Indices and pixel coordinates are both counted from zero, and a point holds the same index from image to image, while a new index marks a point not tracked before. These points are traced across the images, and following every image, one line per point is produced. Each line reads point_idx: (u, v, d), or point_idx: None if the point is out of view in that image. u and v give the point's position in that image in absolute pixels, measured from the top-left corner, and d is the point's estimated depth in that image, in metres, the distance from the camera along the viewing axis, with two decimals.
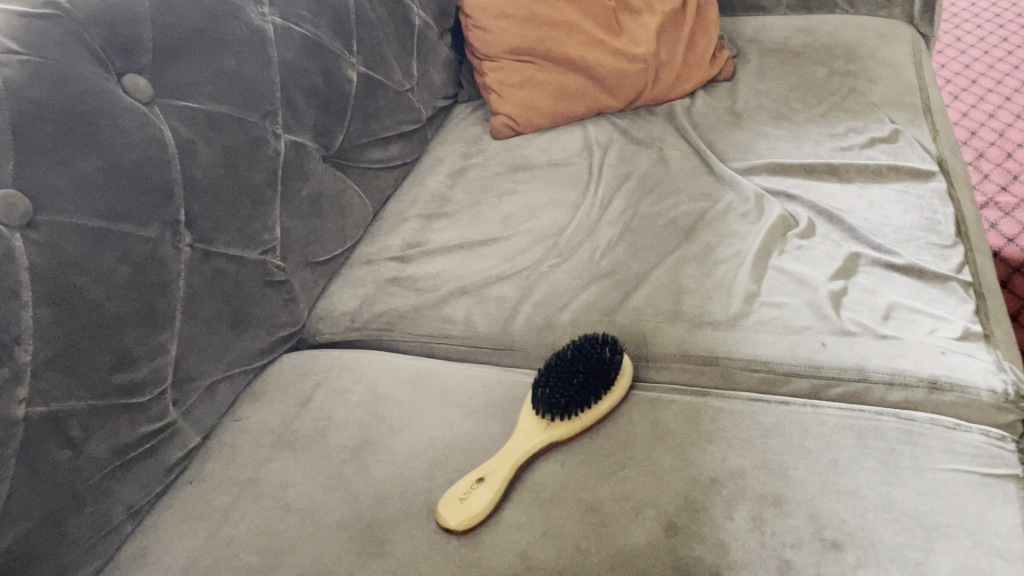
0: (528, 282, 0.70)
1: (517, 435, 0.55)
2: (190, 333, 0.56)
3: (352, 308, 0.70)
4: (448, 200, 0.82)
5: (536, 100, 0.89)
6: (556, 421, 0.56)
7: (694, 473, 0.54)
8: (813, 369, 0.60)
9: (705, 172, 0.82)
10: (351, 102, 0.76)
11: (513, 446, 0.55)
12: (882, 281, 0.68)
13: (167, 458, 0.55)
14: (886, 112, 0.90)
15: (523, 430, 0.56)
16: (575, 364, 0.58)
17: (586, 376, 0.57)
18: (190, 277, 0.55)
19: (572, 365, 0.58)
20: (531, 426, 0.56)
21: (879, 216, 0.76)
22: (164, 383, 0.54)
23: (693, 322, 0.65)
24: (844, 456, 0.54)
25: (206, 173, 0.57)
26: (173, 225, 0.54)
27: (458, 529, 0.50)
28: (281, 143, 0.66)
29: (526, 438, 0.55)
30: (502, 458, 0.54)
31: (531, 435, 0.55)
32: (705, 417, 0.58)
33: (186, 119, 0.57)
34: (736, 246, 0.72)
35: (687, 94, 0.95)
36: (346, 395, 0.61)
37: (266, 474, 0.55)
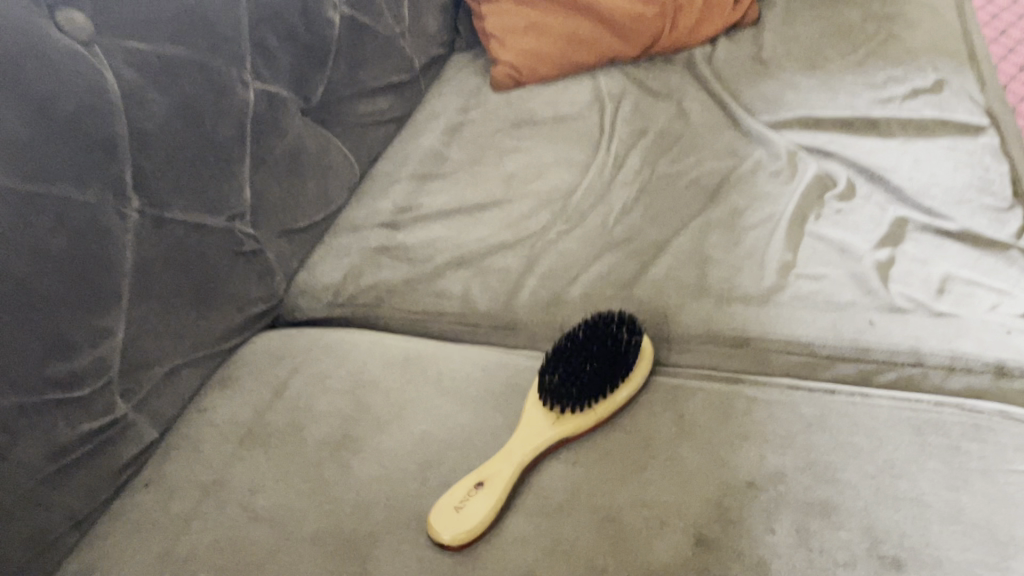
0: (533, 252, 0.62)
1: (521, 431, 0.48)
2: (143, 314, 0.48)
3: (336, 282, 0.62)
4: (444, 159, 0.74)
5: (542, 47, 0.80)
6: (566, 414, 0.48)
7: (727, 476, 0.46)
8: (861, 352, 0.53)
9: (730, 127, 0.74)
10: (333, 48, 0.67)
11: (517, 444, 0.47)
12: (934, 250, 0.60)
13: (118, 458, 0.47)
14: (929, 59, 0.80)
15: (528, 425, 0.48)
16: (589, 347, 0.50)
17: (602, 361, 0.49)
18: (140, 248, 0.47)
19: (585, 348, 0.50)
20: (538, 420, 0.48)
21: (925, 175, 0.67)
22: (110, 373, 0.46)
23: (722, 297, 0.57)
24: (902, 456, 0.47)
25: (159, 127, 0.49)
26: (119, 188, 0.46)
27: (453, 545, 0.43)
28: (249, 93, 0.57)
29: (531, 435, 0.48)
30: (503, 458, 0.46)
31: (537, 431, 0.48)
32: (737, 408, 0.50)
33: (134, 63, 0.48)
34: (767, 210, 0.64)
35: (707, 41, 0.86)
36: (327, 382, 0.54)
37: (233, 476, 0.48)
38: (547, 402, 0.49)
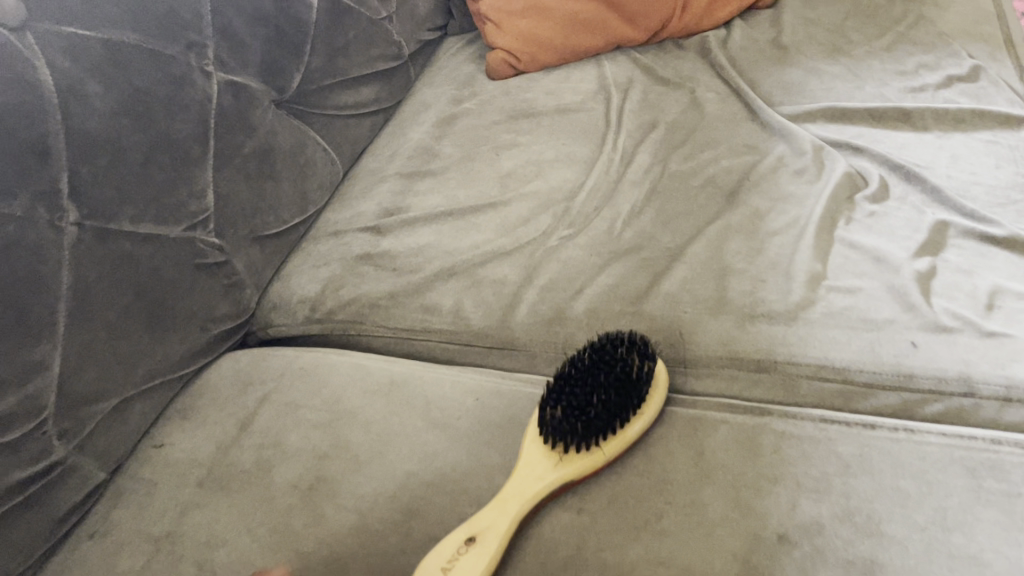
0: (532, 261, 0.56)
1: (518, 474, 0.42)
2: (83, 343, 0.42)
3: (314, 294, 0.56)
4: (435, 154, 0.67)
5: (542, 32, 0.74)
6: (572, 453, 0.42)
7: (754, 527, 0.40)
8: (903, 380, 0.47)
9: (747, 119, 0.67)
10: (310, 34, 0.61)
11: (514, 489, 0.41)
12: (979, 258, 0.54)
13: (56, 507, 0.41)
14: (962, 45, 0.74)
15: (526, 467, 0.42)
16: (596, 376, 0.44)
17: (612, 392, 0.43)
18: (78, 267, 0.41)
19: (591, 376, 0.44)
20: (538, 460, 0.42)
21: (964, 172, 0.60)
22: (46, 412, 0.40)
23: (743, 314, 0.51)
24: (956, 504, 0.40)
25: (102, 126, 0.43)
26: (52, 198, 0.40)
27: None
28: (212, 84, 0.51)
29: (532, 478, 0.41)
30: (499, 506, 0.40)
31: (537, 474, 0.42)
32: (765, 447, 0.44)
33: (72, 52, 0.42)
34: (792, 213, 0.58)
35: (720, 24, 0.79)
36: (301, 413, 0.48)
37: (189, 526, 0.42)
38: (549, 439, 0.43)
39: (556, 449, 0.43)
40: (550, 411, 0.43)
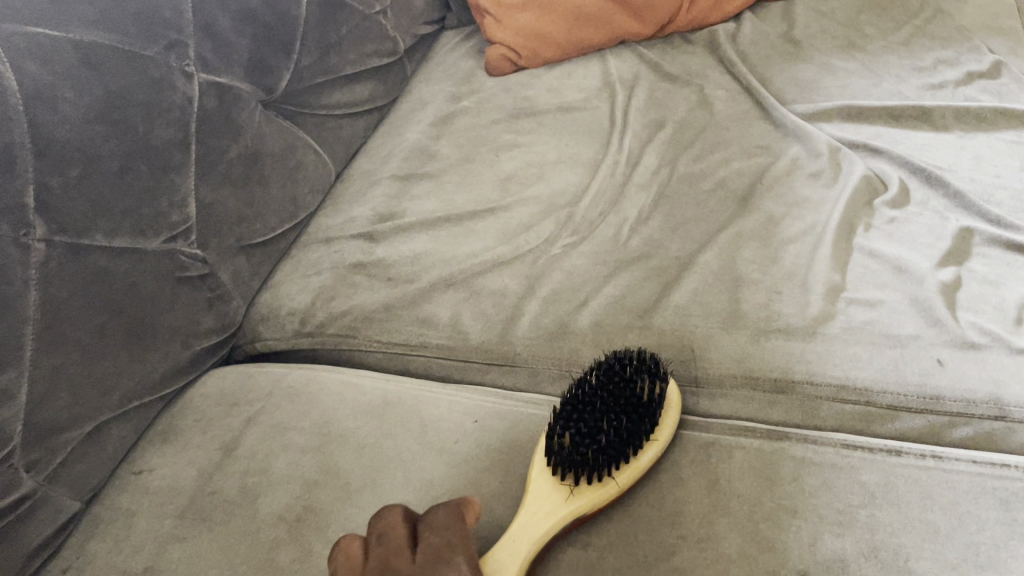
0: (534, 270, 0.53)
1: (527, 509, 0.39)
2: (53, 368, 0.39)
3: (304, 305, 0.53)
4: (432, 155, 0.64)
5: (545, 26, 0.70)
6: (583, 485, 0.39)
7: (773, 565, 0.37)
8: (930, 402, 0.44)
9: (759, 118, 0.64)
10: (300, 29, 0.58)
11: (523, 528, 0.38)
12: (1006, 268, 0.51)
13: (26, 542, 0.39)
14: (982, 40, 0.71)
15: (534, 501, 0.39)
16: (608, 400, 0.41)
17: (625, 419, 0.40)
18: (46, 286, 0.38)
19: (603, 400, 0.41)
20: (548, 493, 0.39)
21: (987, 175, 0.57)
22: (13, 442, 0.37)
23: (758, 329, 0.48)
24: (990, 539, 0.38)
25: (73, 132, 0.40)
26: (17, 212, 0.37)
27: None
28: (194, 86, 0.48)
29: (541, 514, 0.38)
30: (507, 549, 0.37)
31: (547, 508, 0.39)
32: (783, 474, 0.41)
33: (40, 53, 0.39)
34: (808, 219, 0.55)
35: (729, 18, 0.76)
36: (290, 437, 0.45)
37: (168, 561, 0.39)
38: (558, 469, 0.40)
39: (565, 480, 0.40)
40: (559, 438, 0.40)
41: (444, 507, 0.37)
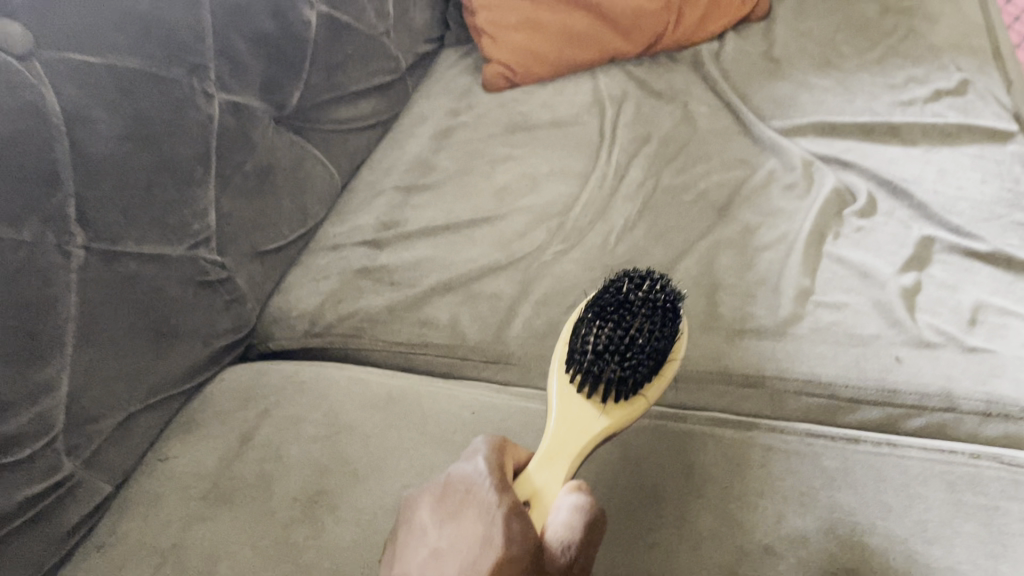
0: (528, 275, 0.57)
1: (563, 426, 0.40)
2: (89, 364, 0.43)
3: (314, 307, 0.58)
4: (432, 167, 0.68)
5: (538, 45, 0.75)
6: (615, 401, 0.41)
7: (741, 541, 0.42)
8: (887, 396, 0.48)
9: (739, 132, 0.69)
10: (309, 51, 0.62)
11: (564, 445, 0.40)
12: (963, 274, 0.55)
13: (65, 522, 0.43)
14: (952, 58, 0.75)
15: (569, 417, 0.40)
16: (629, 309, 0.41)
17: (655, 333, 0.40)
18: (86, 290, 0.42)
19: (626, 312, 0.41)
20: (585, 408, 0.41)
21: (950, 187, 0.61)
22: (53, 430, 0.41)
23: (733, 330, 0.52)
24: (935, 518, 0.42)
25: (108, 150, 0.44)
26: (60, 221, 0.41)
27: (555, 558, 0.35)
28: (215, 105, 0.52)
29: (579, 433, 0.40)
30: (550, 466, 0.39)
31: (583, 424, 0.40)
32: (752, 460, 0.45)
33: (78, 79, 0.43)
34: (781, 228, 0.59)
35: (713, 37, 0.80)
36: (302, 427, 0.49)
37: (193, 540, 0.43)
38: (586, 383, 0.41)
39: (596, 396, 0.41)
40: (582, 350, 0.41)
41: (487, 450, 0.39)
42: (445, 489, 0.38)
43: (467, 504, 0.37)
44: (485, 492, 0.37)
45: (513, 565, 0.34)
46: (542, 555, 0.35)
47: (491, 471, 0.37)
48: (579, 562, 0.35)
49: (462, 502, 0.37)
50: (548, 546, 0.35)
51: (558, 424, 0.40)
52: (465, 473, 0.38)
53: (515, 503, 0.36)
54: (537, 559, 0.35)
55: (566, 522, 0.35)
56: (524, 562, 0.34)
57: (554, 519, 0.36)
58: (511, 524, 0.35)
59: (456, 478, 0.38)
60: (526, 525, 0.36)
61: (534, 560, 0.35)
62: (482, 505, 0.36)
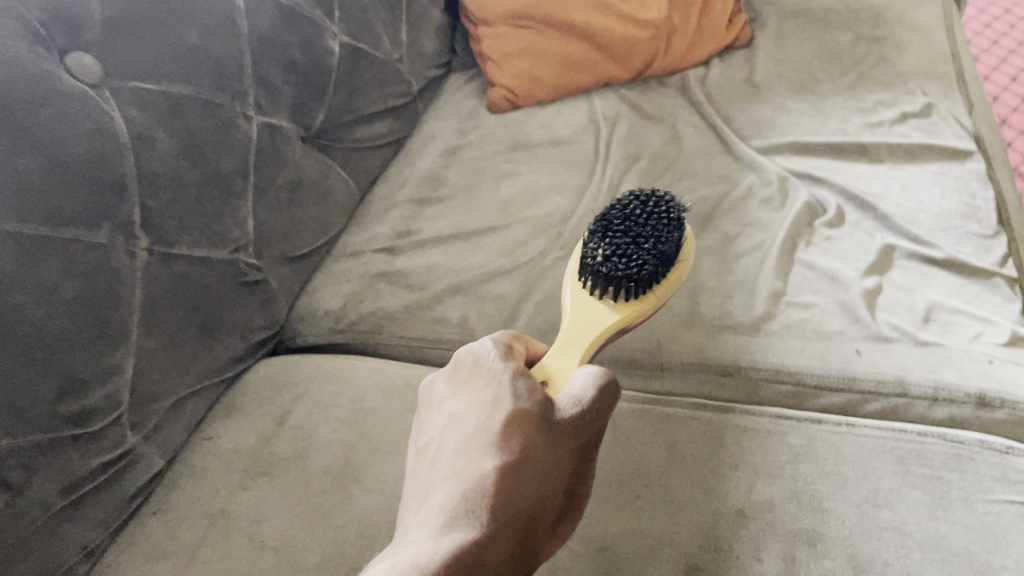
0: (530, 278, 0.64)
1: (577, 322, 0.51)
2: (150, 351, 0.49)
3: (337, 307, 0.64)
4: (442, 182, 0.75)
5: (539, 71, 0.81)
6: (620, 304, 0.52)
7: (717, 505, 0.48)
8: (847, 382, 0.55)
9: (722, 151, 0.76)
10: (332, 76, 0.68)
11: (579, 334, 0.50)
12: (920, 277, 0.62)
13: (127, 488, 0.49)
14: (918, 83, 0.81)
15: (583, 316, 0.51)
16: (633, 222, 0.52)
17: (655, 238, 0.51)
18: (147, 285, 0.49)
19: (632, 224, 0.52)
20: (596, 306, 0.52)
21: (912, 201, 0.68)
22: (119, 407, 0.47)
23: (713, 326, 0.59)
24: (885, 486, 0.48)
25: (166, 165, 0.50)
26: (127, 226, 0.47)
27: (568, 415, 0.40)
28: (253, 126, 0.59)
29: (590, 327, 0.50)
30: (566, 351, 0.49)
31: (593, 322, 0.51)
32: (728, 437, 0.52)
33: (141, 104, 0.49)
34: (758, 237, 0.66)
35: (700, 63, 0.86)
36: (330, 411, 0.55)
37: (239, 505, 0.49)
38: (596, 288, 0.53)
39: (606, 299, 0.52)
40: (592, 256, 0.52)
41: (493, 336, 0.44)
42: (457, 368, 0.43)
43: (476, 376, 0.42)
44: (491, 362, 0.42)
45: (525, 412, 0.40)
46: (557, 411, 0.40)
47: (495, 347, 0.43)
48: (590, 413, 0.41)
49: (471, 375, 0.42)
50: (563, 405, 0.41)
51: (574, 321, 0.51)
52: (472, 351, 0.43)
53: (521, 370, 0.42)
54: (551, 411, 0.40)
55: (581, 391, 0.41)
56: (536, 410, 0.40)
57: (569, 391, 0.42)
58: (519, 382, 0.41)
59: (464, 358, 0.43)
60: (533, 385, 0.41)
61: (546, 410, 0.40)
62: (489, 373, 0.42)
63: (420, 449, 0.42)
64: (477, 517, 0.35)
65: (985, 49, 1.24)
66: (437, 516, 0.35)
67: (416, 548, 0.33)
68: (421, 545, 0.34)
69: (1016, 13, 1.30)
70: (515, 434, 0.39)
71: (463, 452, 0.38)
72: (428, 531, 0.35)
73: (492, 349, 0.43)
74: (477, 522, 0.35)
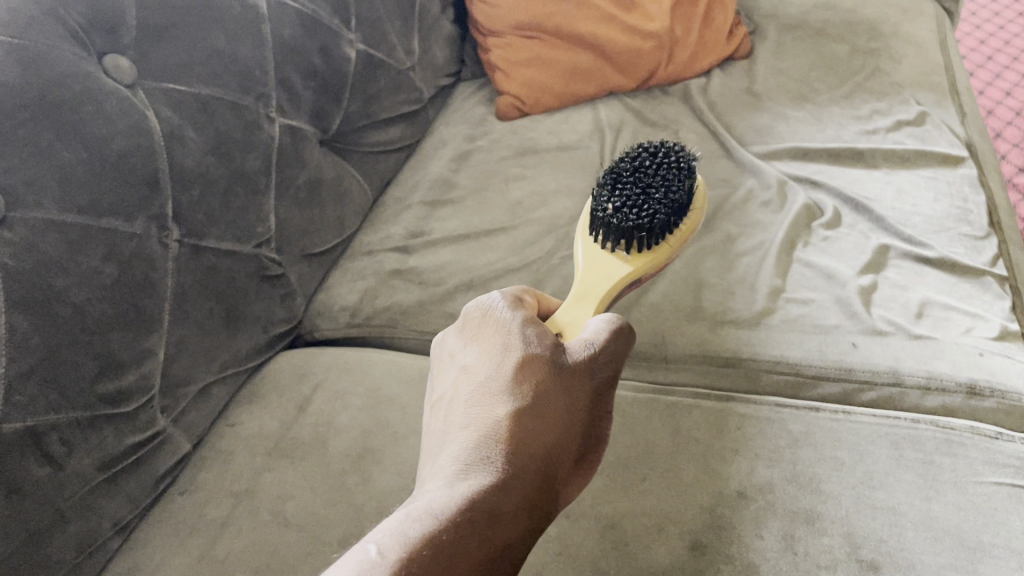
0: (539, 275, 0.66)
1: (591, 275, 0.56)
2: (180, 337, 0.53)
3: (353, 303, 0.67)
4: (453, 185, 0.78)
5: (546, 79, 0.84)
6: (632, 256, 0.58)
7: (720, 487, 0.50)
8: (844, 373, 0.57)
9: (723, 156, 0.78)
10: (350, 83, 0.71)
11: (591, 286, 0.55)
12: (914, 276, 0.63)
13: (157, 468, 0.53)
14: (912, 92, 0.82)
15: (596, 270, 0.57)
16: (641, 175, 0.58)
17: (663, 189, 0.56)
18: (179, 275, 0.52)
19: (643, 176, 0.57)
20: (607, 261, 0.57)
21: (907, 205, 0.70)
22: (152, 390, 0.51)
23: (716, 320, 0.61)
24: (880, 469, 0.50)
25: (196, 162, 0.53)
26: (160, 219, 0.51)
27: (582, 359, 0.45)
28: (275, 128, 0.61)
29: (604, 280, 0.56)
30: (581, 302, 0.54)
31: (607, 274, 0.56)
32: (730, 424, 0.54)
33: (174, 104, 0.52)
34: (758, 237, 0.68)
35: (702, 73, 0.89)
36: (348, 399, 0.57)
37: (264, 485, 0.52)
38: (607, 242, 0.58)
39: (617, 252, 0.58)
40: (602, 209, 0.57)
41: (501, 289, 0.49)
42: (467, 322, 0.48)
43: (486, 328, 0.47)
44: (500, 312, 0.47)
45: (534, 357, 0.44)
46: (568, 354, 0.45)
47: (503, 297, 0.48)
48: (601, 354, 0.45)
49: (482, 327, 0.47)
50: (574, 348, 0.45)
51: (588, 275, 0.56)
52: (481, 303, 0.48)
53: (530, 318, 0.47)
54: (561, 355, 0.45)
55: (593, 335, 0.46)
56: (546, 354, 0.44)
57: (581, 336, 0.46)
58: (528, 331, 0.45)
59: (474, 311, 0.48)
60: (542, 331, 0.46)
61: (556, 354, 0.44)
62: (498, 324, 0.46)
63: (437, 402, 0.45)
64: (492, 460, 0.39)
65: (980, 65, 1.27)
66: (453, 464, 0.39)
67: (435, 493, 0.36)
68: (438, 491, 0.37)
69: (1010, 30, 1.33)
70: (526, 377, 0.43)
71: (476, 401, 0.42)
72: (445, 476, 0.38)
73: (500, 300, 0.48)
74: (493, 465, 0.38)
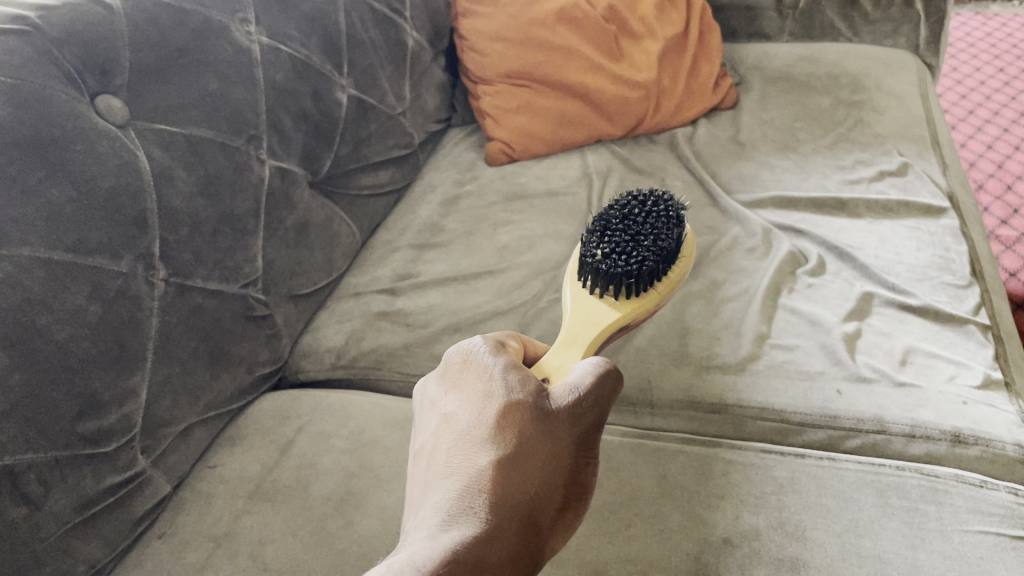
0: (526, 319, 0.67)
1: (577, 322, 0.56)
2: (163, 377, 0.53)
3: (339, 345, 0.67)
4: (440, 228, 0.78)
5: (536, 126, 0.85)
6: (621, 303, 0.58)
7: (705, 533, 0.50)
8: (828, 420, 0.57)
9: (708, 204, 0.79)
10: (340, 127, 0.72)
11: (579, 332, 0.56)
12: (898, 324, 0.63)
13: (134, 510, 0.52)
14: (894, 144, 0.83)
15: (583, 316, 0.57)
16: (629, 223, 0.58)
17: (651, 236, 0.57)
18: (165, 314, 0.52)
19: (631, 223, 0.58)
20: (594, 307, 0.58)
21: (890, 253, 0.70)
22: (132, 431, 0.51)
23: (702, 365, 0.62)
24: (865, 516, 0.50)
25: (184, 202, 0.53)
26: (146, 258, 0.51)
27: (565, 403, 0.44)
28: (264, 169, 0.62)
29: (592, 326, 0.56)
30: (567, 350, 0.54)
31: (595, 320, 0.57)
32: (715, 470, 0.54)
33: (165, 144, 0.52)
34: (744, 284, 0.69)
35: (689, 122, 0.90)
36: (331, 441, 0.57)
37: (242, 528, 0.52)
38: (595, 288, 0.59)
39: (606, 299, 0.58)
40: (592, 255, 0.57)
41: (484, 334, 0.49)
42: (449, 368, 0.48)
43: (468, 374, 0.47)
44: (483, 357, 0.47)
45: (516, 404, 0.44)
46: (552, 399, 0.45)
47: (484, 343, 0.48)
48: (587, 399, 0.44)
49: (464, 374, 0.47)
50: (559, 393, 0.45)
51: (575, 322, 0.56)
52: (462, 349, 0.48)
53: (511, 362, 0.47)
54: (545, 400, 0.44)
55: (578, 378, 0.45)
56: (528, 401, 0.44)
57: (567, 381, 0.46)
58: (509, 377, 0.45)
59: (455, 357, 0.48)
60: (525, 376, 0.46)
61: (540, 400, 0.44)
62: (479, 371, 0.46)
63: (420, 451, 0.45)
64: (476, 512, 0.38)
65: (961, 119, 1.30)
66: (437, 515, 0.38)
67: (418, 546, 0.36)
68: (420, 543, 0.36)
69: (990, 85, 1.36)
70: (509, 424, 0.43)
71: (458, 450, 0.42)
72: (428, 528, 0.38)
73: (482, 345, 0.48)
74: (476, 516, 0.38)
